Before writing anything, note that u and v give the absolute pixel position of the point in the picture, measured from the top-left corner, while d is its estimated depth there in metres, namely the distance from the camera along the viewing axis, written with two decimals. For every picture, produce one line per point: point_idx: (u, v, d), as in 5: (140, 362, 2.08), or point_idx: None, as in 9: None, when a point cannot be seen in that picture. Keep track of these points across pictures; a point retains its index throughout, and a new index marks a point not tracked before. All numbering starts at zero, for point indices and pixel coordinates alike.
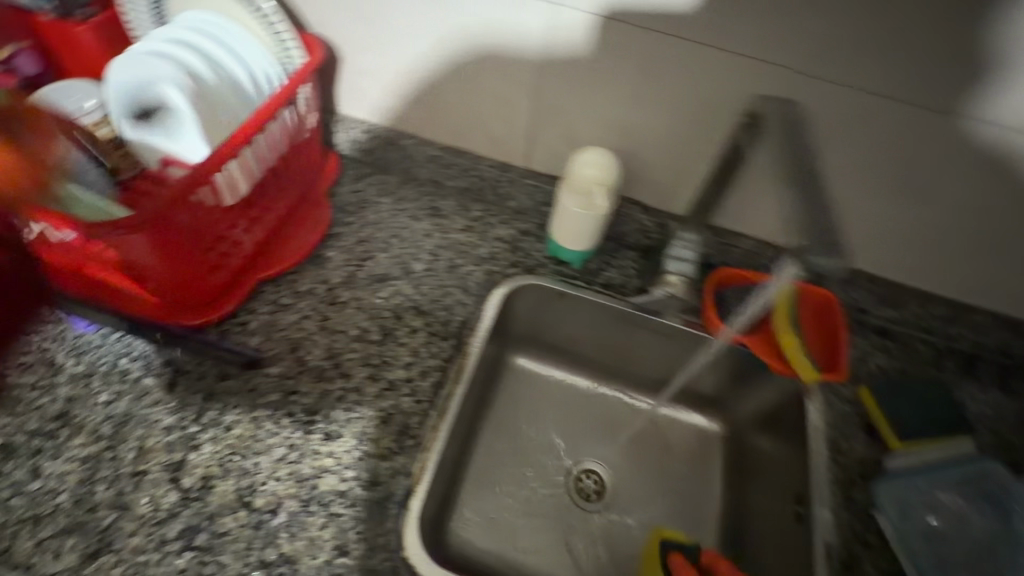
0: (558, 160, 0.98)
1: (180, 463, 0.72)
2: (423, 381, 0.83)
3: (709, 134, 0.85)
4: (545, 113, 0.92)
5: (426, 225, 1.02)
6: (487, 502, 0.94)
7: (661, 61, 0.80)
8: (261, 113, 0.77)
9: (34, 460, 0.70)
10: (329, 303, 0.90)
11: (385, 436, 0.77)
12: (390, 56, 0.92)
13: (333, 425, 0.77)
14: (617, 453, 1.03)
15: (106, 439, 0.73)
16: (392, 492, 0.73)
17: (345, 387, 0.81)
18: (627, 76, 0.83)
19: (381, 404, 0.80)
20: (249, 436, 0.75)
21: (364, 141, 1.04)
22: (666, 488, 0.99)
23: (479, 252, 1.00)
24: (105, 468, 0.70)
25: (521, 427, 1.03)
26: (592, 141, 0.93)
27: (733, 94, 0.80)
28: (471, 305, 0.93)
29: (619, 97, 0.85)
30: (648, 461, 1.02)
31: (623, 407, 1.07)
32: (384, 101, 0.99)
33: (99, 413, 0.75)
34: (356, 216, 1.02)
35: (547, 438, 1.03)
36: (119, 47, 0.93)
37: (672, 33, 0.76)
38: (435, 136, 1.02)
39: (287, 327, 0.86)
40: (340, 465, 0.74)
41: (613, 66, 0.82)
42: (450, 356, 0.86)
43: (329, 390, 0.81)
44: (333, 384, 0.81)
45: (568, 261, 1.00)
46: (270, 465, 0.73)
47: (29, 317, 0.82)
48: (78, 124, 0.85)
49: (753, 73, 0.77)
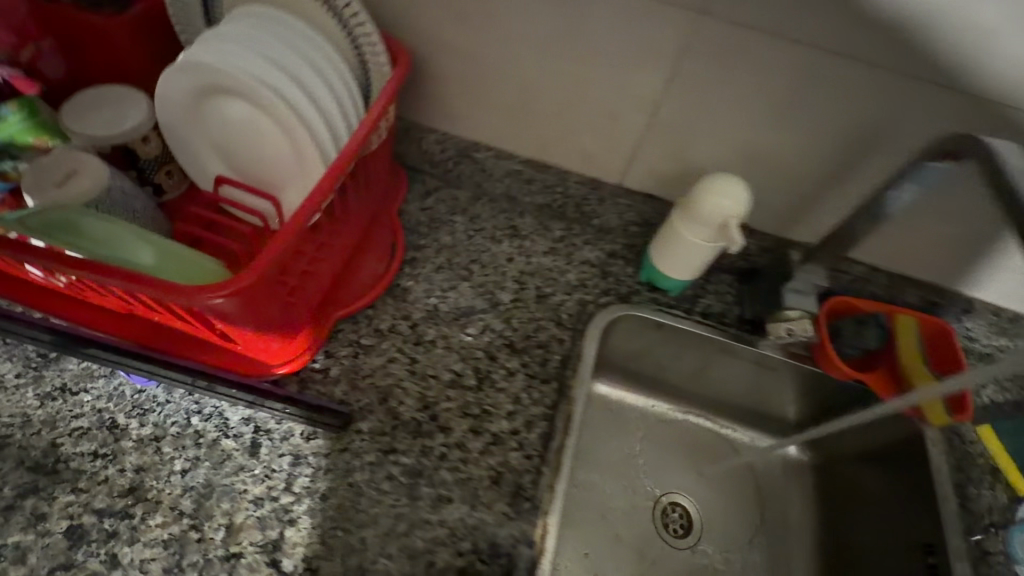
0: (659, 179, 0.88)
1: (276, 542, 0.64)
2: (531, 433, 0.75)
3: (846, 156, 0.77)
4: (658, 130, 0.81)
5: (507, 247, 0.93)
6: (579, 545, 0.89)
7: (813, 77, 0.70)
8: (352, 143, 0.67)
9: (109, 546, 0.61)
10: (415, 342, 0.80)
11: (499, 499, 0.70)
12: (481, 61, 0.79)
13: (440, 488, 0.70)
14: (701, 484, 0.98)
15: (190, 516, 0.64)
16: (514, 566, 0.66)
17: (447, 443, 0.73)
18: (768, 90, 0.73)
19: (489, 462, 0.72)
20: (349, 506, 0.67)
21: (435, 152, 0.93)
22: (757, 521, 0.96)
23: (567, 278, 0.91)
24: (195, 551, 0.62)
25: (606, 460, 0.97)
26: (706, 159, 0.83)
27: (885, 115, 0.72)
28: (567, 341, 0.85)
29: (753, 113, 0.76)
30: (734, 491, 0.98)
31: (705, 434, 1.02)
32: (464, 109, 0.86)
33: (176, 486, 0.65)
34: (429, 237, 0.91)
35: (631, 470, 0.97)
36: (155, 42, 0.78)
37: (835, 46, 0.67)
38: (517, 149, 0.89)
39: (373, 373, 0.77)
40: (453, 537, 0.67)
41: (755, 81, 0.72)
42: (554, 402, 0.79)
43: (430, 447, 0.72)
44: (433, 440, 0.73)
45: (665, 288, 0.92)
46: (377, 540, 0.65)
47: (79, 370, 0.71)
48: (121, 140, 0.72)
49: (915, 93, 0.69)
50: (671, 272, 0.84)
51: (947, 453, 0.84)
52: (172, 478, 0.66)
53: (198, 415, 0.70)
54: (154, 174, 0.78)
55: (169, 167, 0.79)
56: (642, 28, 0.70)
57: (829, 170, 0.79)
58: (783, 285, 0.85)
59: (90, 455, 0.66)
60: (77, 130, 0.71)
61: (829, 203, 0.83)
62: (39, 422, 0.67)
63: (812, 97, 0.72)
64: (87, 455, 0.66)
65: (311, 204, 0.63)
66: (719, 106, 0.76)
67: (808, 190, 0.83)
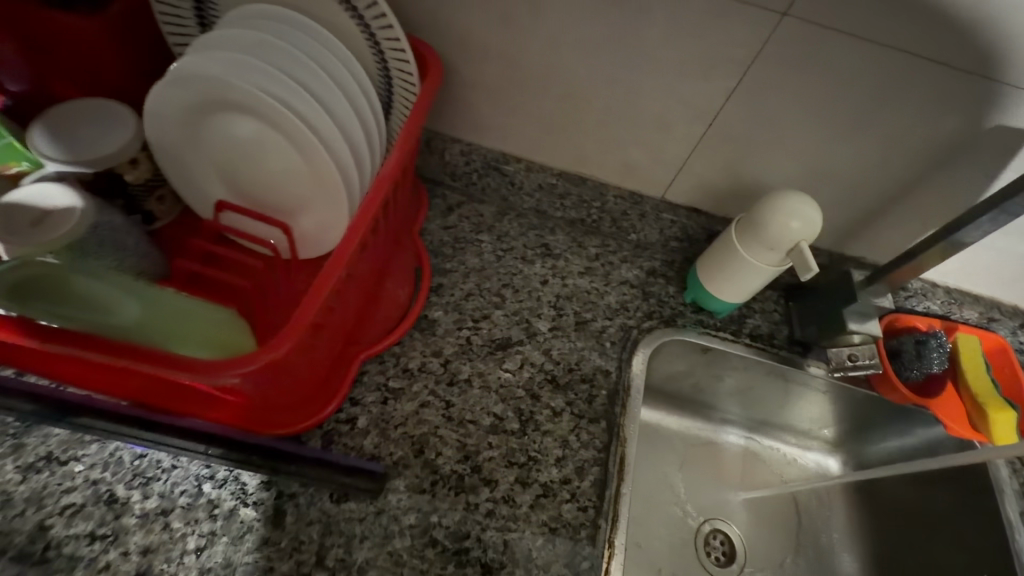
0: (707, 192, 0.82)
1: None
2: (583, 482, 0.69)
3: (918, 170, 0.71)
4: (711, 143, 0.74)
5: (540, 267, 0.85)
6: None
7: (898, 91, 0.63)
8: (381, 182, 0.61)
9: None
10: (449, 383, 0.73)
11: (556, 558, 0.64)
12: (520, 66, 0.71)
13: (490, 552, 0.62)
14: (744, 510, 0.92)
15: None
16: None
17: (493, 498, 0.66)
18: (843, 105, 0.66)
19: (541, 517, 0.66)
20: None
21: (459, 165, 0.85)
22: (807, 548, 0.90)
23: (607, 300, 0.84)
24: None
25: (647, 490, 0.89)
26: (762, 173, 0.77)
27: (970, 128, 0.66)
28: (613, 373, 0.78)
29: (821, 128, 0.69)
30: (780, 515, 0.92)
31: (747, 455, 0.96)
32: (495, 118, 0.79)
33: (189, 570, 0.57)
34: (456, 259, 0.83)
35: (672, 498, 0.90)
36: (139, 48, 0.68)
37: (933, 55, 0.59)
38: (553, 161, 0.83)
39: (405, 421, 0.69)
40: None
41: (829, 93, 0.65)
42: (605, 444, 0.72)
43: (476, 505, 0.65)
44: (478, 497, 0.65)
45: (711, 309, 0.85)
46: None
47: (68, 436, 0.61)
48: (107, 165, 0.63)
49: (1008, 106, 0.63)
50: (722, 295, 0.79)
51: (1011, 477, 0.80)
52: (184, 561, 0.57)
53: (211, 482, 0.61)
54: (144, 201, 0.70)
55: (161, 191, 0.72)
56: (707, 36, 0.62)
57: (893, 188, 0.74)
58: (841, 306, 0.80)
59: (86, 539, 0.57)
60: (56, 157, 0.61)
61: (889, 219, 0.78)
62: (22, 501, 0.58)
63: (891, 111, 0.66)
64: (83, 537, 0.57)
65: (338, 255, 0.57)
66: (782, 123, 0.69)
67: (868, 204, 0.78)
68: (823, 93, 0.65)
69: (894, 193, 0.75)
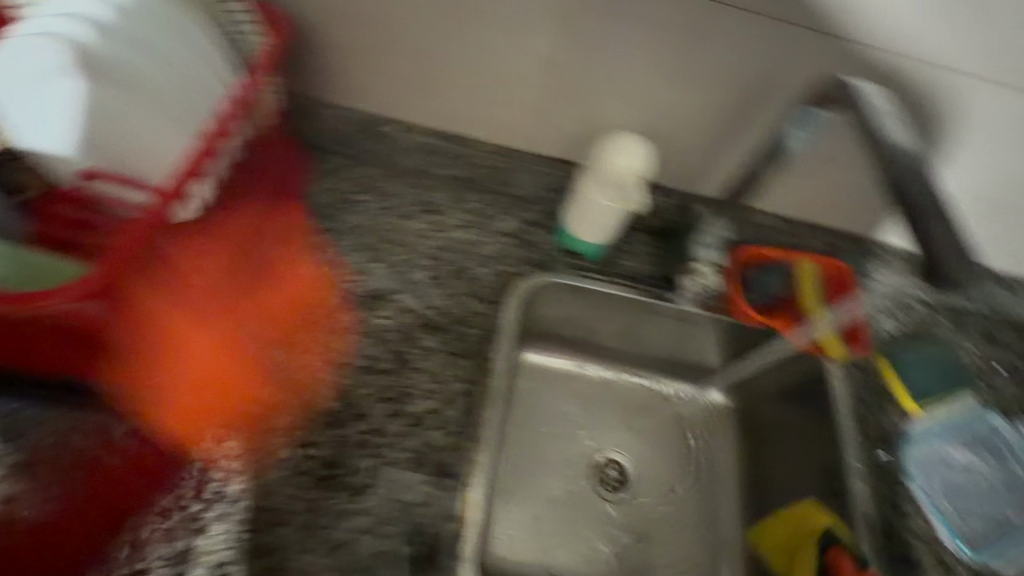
0: (569, 145, 0.88)
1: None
2: (452, 411, 0.75)
3: (740, 112, 0.80)
4: (561, 96, 0.81)
5: (420, 223, 0.88)
6: (513, 515, 0.82)
7: (702, 37, 0.72)
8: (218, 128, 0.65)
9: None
10: (327, 331, 0.77)
11: (423, 478, 0.70)
12: (379, 28, 0.76)
13: (360, 477, 0.68)
14: (637, 439, 0.92)
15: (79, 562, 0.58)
16: (442, 543, 0.66)
17: (366, 431, 0.71)
18: (662, 53, 0.74)
19: (411, 443, 0.71)
20: (266, 505, 0.65)
21: (336, 127, 0.87)
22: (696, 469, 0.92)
23: (485, 250, 0.88)
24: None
25: (540, 426, 0.89)
26: (614, 122, 0.83)
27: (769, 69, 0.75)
28: (487, 314, 0.84)
29: (650, 75, 0.76)
30: (671, 441, 0.93)
31: (640, 390, 0.95)
32: (364, 81, 0.83)
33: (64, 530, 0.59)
34: (334, 219, 0.86)
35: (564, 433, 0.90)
36: None
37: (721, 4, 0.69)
38: (426, 120, 0.87)
39: (280, 367, 0.73)
40: (376, 521, 0.66)
41: (649, 43, 0.73)
42: (475, 376, 0.78)
43: (348, 437, 0.70)
44: (350, 430, 0.71)
45: (581, 253, 0.91)
46: (297, 536, 0.64)
47: None
48: None
49: (794, 48, 0.73)
50: (585, 236, 0.86)
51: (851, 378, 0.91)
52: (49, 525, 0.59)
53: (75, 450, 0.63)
54: None
55: None
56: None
57: (725, 130, 0.83)
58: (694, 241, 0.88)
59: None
60: None
61: (729, 158, 0.87)
62: None
63: (703, 57, 0.74)
64: None
65: (166, 193, 0.60)
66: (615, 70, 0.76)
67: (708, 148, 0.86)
68: (640, 41, 0.73)
69: (727, 135, 0.84)
